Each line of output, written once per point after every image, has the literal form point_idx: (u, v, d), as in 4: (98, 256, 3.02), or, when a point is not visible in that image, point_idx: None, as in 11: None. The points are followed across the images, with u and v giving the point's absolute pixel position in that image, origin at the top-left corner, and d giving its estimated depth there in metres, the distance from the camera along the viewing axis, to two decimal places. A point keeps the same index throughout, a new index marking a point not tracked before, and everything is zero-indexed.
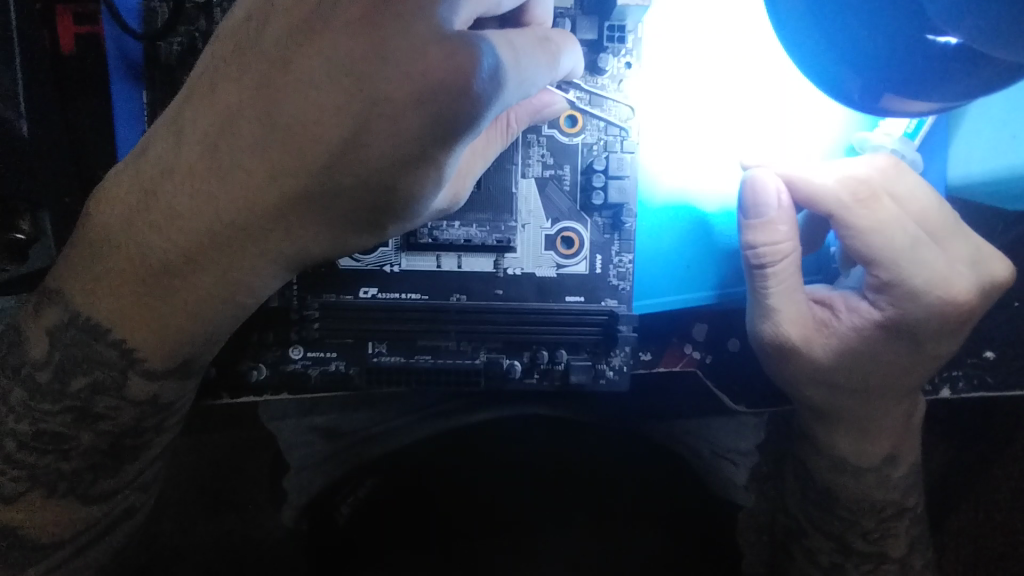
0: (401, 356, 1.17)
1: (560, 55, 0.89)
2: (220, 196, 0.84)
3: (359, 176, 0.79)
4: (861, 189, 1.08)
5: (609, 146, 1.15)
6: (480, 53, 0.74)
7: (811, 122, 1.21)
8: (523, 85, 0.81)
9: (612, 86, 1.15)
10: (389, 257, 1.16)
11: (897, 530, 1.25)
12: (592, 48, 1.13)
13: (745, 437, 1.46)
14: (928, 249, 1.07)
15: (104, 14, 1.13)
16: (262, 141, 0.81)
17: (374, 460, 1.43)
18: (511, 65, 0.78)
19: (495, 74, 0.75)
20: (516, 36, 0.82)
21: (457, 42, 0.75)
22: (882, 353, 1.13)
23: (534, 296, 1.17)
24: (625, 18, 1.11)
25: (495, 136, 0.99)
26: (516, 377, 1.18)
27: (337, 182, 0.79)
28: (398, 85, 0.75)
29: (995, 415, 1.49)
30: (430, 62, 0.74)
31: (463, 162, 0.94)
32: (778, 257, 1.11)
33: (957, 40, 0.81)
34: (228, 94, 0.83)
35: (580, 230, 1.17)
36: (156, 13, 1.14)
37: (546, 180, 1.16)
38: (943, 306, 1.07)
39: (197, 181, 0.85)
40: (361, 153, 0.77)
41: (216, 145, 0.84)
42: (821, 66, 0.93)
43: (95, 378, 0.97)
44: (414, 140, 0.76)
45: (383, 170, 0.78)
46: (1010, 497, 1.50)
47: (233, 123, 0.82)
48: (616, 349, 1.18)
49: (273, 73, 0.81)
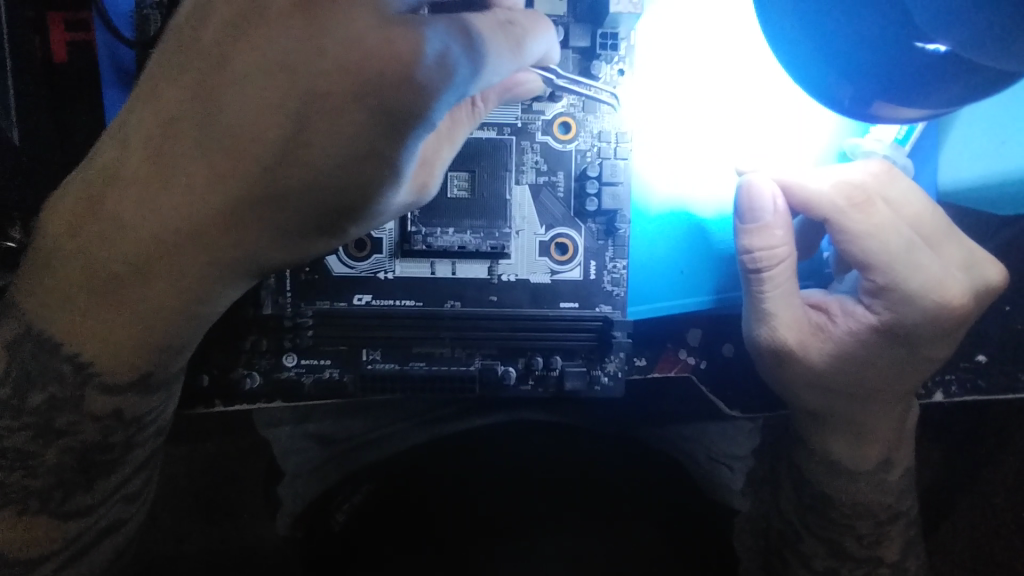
0: (394, 364, 1.16)
1: (529, 40, 0.86)
2: (191, 186, 0.82)
3: (330, 172, 0.78)
4: (856, 193, 1.07)
5: (603, 153, 1.15)
6: (424, 39, 0.74)
7: (806, 130, 1.22)
8: (484, 74, 0.79)
9: (605, 93, 1.15)
10: (383, 263, 1.15)
11: (892, 535, 1.25)
12: (584, 55, 1.14)
13: (740, 442, 1.48)
14: (924, 254, 1.08)
15: (98, 20, 1.13)
16: (230, 135, 0.79)
17: (366, 466, 1.43)
18: (464, 53, 0.76)
19: (441, 59, 0.74)
20: (473, 16, 0.79)
21: (408, 31, 0.74)
22: (877, 357, 1.13)
23: (529, 303, 1.16)
24: (617, 26, 1.12)
25: (465, 119, 0.95)
26: (511, 383, 1.17)
27: (311, 180, 0.79)
28: (348, 69, 0.75)
29: (988, 415, 1.50)
30: (375, 45, 0.74)
31: (428, 149, 0.92)
32: (773, 262, 1.11)
33: (945, 48, 0.80)
34: (189, 90, 0.83)
35: (574, 236, 1.17)
36: (148, 20, 1.13)
37: (540, 186, 1.16)
38: (939, 306, 1.07)
39: (169, 178, 0.85)
40: (329, 148, 0.77)
41: (183, 142, 0.83)
42: (812, 71, 0.93)
43: (51, 395, 0.97)
44: (370, 130, 0.76)
45: (347, 165, 0.77)
46: (1003, 503, 1.50)
47: (199, 121, 0.82)
48: (611, 355, 1.18)
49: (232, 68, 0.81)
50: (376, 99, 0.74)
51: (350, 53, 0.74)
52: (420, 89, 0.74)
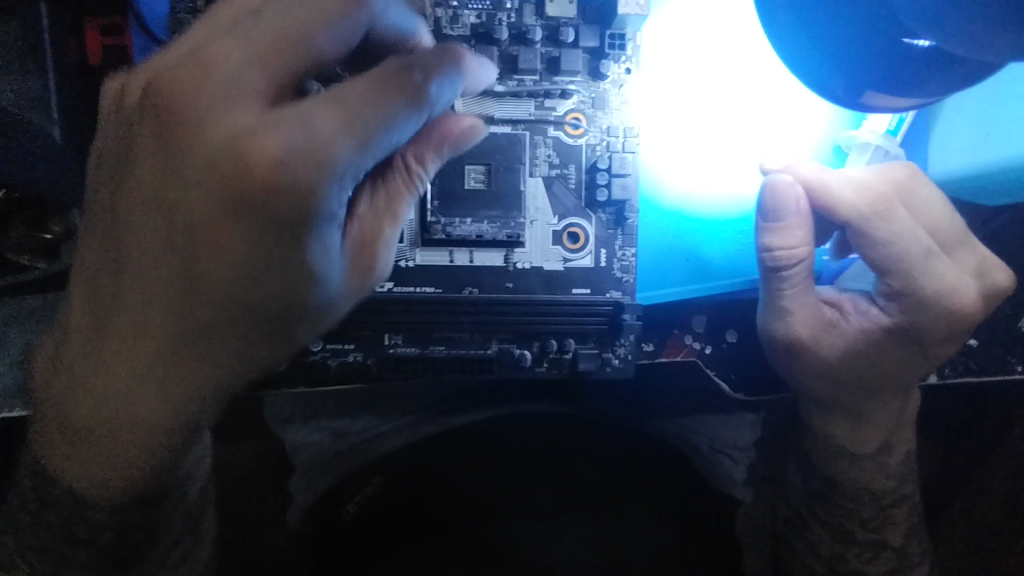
0: (416, 347, 1.23)
1: (425, 84, 0.85)
2: (157, 267, 0.85)
3: (268, 244, 0.82)
4: (878, 201, 1.14)
5: (612, 147, 1.22)
6: (282, 138, 0.79)
7: (803, 124, 1.28)
8: (370, 145, 0.82)
9: (612, 90, 1.22)
10: (405, 252, 1.21)
11: (896, 518, 1.30)
12: (593, 55, 1.21)
13: (741, 434, 1.53)
14: (939, 261, 1.16)
15: (132, 23, 1.20)
16: (188, 202, 0.82)
17: (376, 459, 1.48)
18: (341, 134, 0.80)
19: (302, 155, 0.78)
20: (350, 86, 0.81)
21: (269, 129, 0.79)
22: (884, 350, 1.22)
23: (543, 289, 1.23)
24: (625, 27, 1.19)
25: (404, 188, 0.95)
26: (527, 365, 1.23)
27: (271, 240, 0.81)
28: (240, 160, 0.79)
29: (980, 398, 1.56)
30: (255, 145, 0.79)
31: (371, 230, 0.93)
32: (795, 261, 1.17)
33: (930, 44, 0.86)
34: (135, 159, 0.86)
35: (585, 226, 1.23)
36: (183, 23, 1.19)
37: (553, 178, 1.22)
38: (949, 312, 1.17)
39: (135, 253, 0.85)
40: (264, 217, 0.80)
41: (142, 212, 0.85)
42: (808, 61, 0.99)
43: (61, 514, 0.96)
44: (275, 209, 0.80)
45: (288, 232, 0.81)
46: (994, 481, 1.57)
47: (151, 190, 0.84)
48: (621, 338, 1.24)
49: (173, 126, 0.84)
50: (261, 201, 0.80)
51: (236, 144, 0.79)
52: (299, 186, 0.79)
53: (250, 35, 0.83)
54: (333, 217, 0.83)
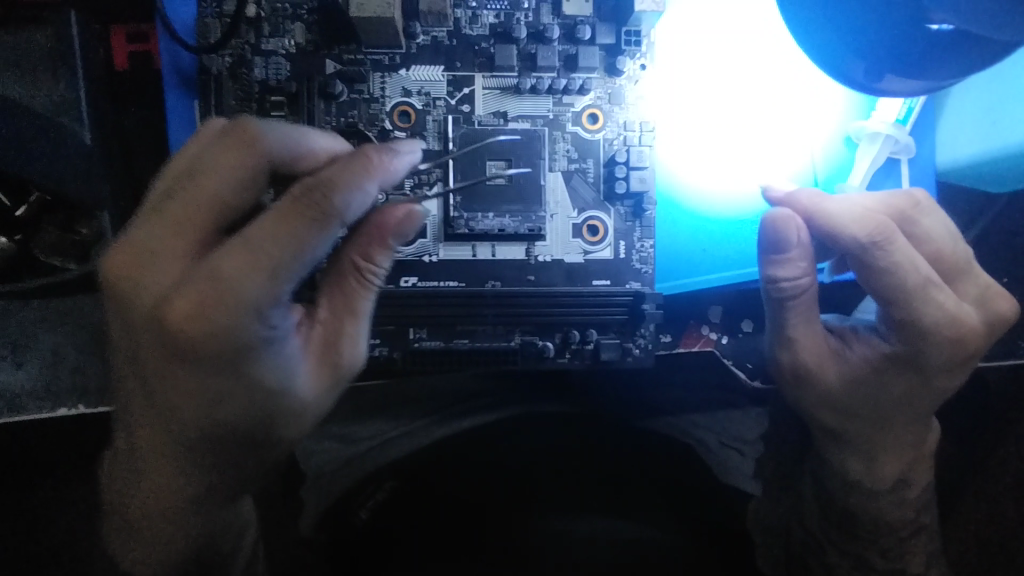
0: (440, 341, 1.25)
1: (336, 204, 0.92)
2: (149, 392, 0.99)
3: (223, 373, 0.95)
4: (880, 230, 1.05)
5: (628, 141, 1.25)
6: (201, 296, 0.90)
7: (815, 118, 1.31)
8: (285, 276, 0.91)
9: (628, 85, 1.25)
10: (428, 247, 1.24)
11: (915, 548, 1.31)
12: (609, 52, 1.25)
13: (749, 427, 1.54)
14: (939, 291, 1.09)
15: (160, 29, 1.23)
16: (154, 348, 0.95)
17: (388, 463, 1.46)
18: (254, 275, 0.90)
19: (226, 305, 0.90)
20: (259, 229, 0.90)
21: (187, 289, 0.90)
22: (890, 382, 1.18)
23: (563, 281, 1.25)
24: (640, 23, 1.23)
25: (357, 287, 1.04)
26: (550, 357, 1.25)
27: (227, 366, 0.94)
28: (177, 316, 0.90)
29: (992, 385, 1.58)
30: (180, 303, 0.90)
31: (330, 332, 1.05)
32: (799, 293, 1.14)
33: (950, 26, 0.89)
34: (114, 306, 0.97)
35: (604, 219, 1.26)
36: (209, 28, 1.23)
37: (572, 173, 1.25)
38: (955, 341, 1.11)
39: (145, 387, 0.99)
40: (213, 355, 0.93)
41: (134, 356, 0.99)
42: (827, 50, 1.02)
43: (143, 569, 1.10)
44: (204, 343, 0.91)
45: (238, 365, 0.95)
46: (1005, 466, 1.60)
47: (135, 335, 0.96)
48: (642, 328, 1.26)
49: (130, 286, 0.94)
50: (185, 346, 0.92)
51: (160, 313, 0.91)
52: (220, 331, 0.91)
53: (168, 209, 0.94)
54: (274, 338, 0.95)
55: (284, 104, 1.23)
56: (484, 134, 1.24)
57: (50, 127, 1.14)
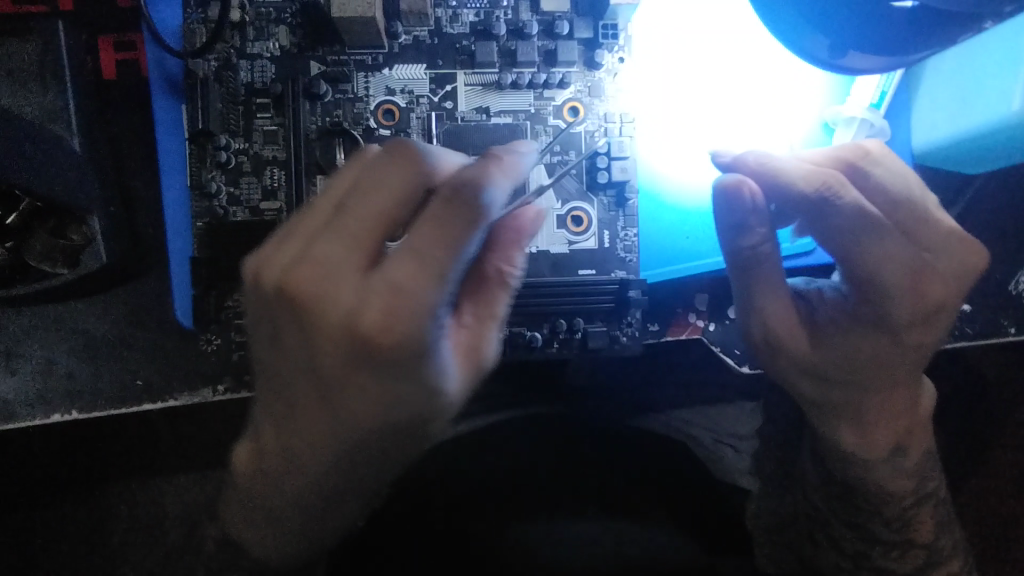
0: None
1: (471, 195, 0.84)
2: (291, 405, 0.92)
3: (377, 390, 0.87)
4: (823, 177, 1.05)
5: (609, 132, 1.28)
6: (335, 306, 0.83)
7: (796, 103, 1.32)
8: (456, 276, 0.84)
9: (607, 78, 1.28)
10: None
11: (924, 518, 1.24)
12: (587, 46, 1.28)
13: (743, 421, 1.61)
14: (892, 239, 1.06)
15: (146, 35, 1.26)
16: (298, 364, 0.89)
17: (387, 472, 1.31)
18: (423, 281, 0.82)
19: (370, 321, 0.82)
20: (417, 236, 0.83)
21: (318, 301, 0.83)
22: (863, 346, 1.12)
23: (549, 271, 1.27)
24: (616, 18, 1.26)
25: (498, 291, 0.99)
26: (538, 347, 1.26)
27: (357, 376, 0.86)
28: (318, 326, 0.84)
29: (978, 364, 1.60)
30: (317, 311, 0.83)
31: (481, 339, 0.96)
32: (760, 261, 1.12)
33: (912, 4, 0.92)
34: (260, 321, 0.90)
35: (588, 209, 1.28)
36: (194, 33, 1.25)
37: (554, 165, 1.27)
38: (915, 287, 1.07)
39: (290, 407, 0.92)
40: (368, 364, 0.84)
41: (276, 373, 0.92)
42: (792, 26, 1.06)
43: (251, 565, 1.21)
44: (410, 348, 0.83)
45: (385, 381, 0.86)
46: (995, 443, 1.61)
47: (277, 350, 0.90)
48: (628, 316, 1.28)
49: (269, 301, 0.87)
50: (378, 353, 0.83)
51: (362, 331, 0.82)
52: (411, 339, 0.82)
53: (341, 225, 0.84)
54: (439, 341, 0.86)
55: (270, 105, 1.26)
56: (467, 129, 1.26)
57: (39, 133, 1.16)
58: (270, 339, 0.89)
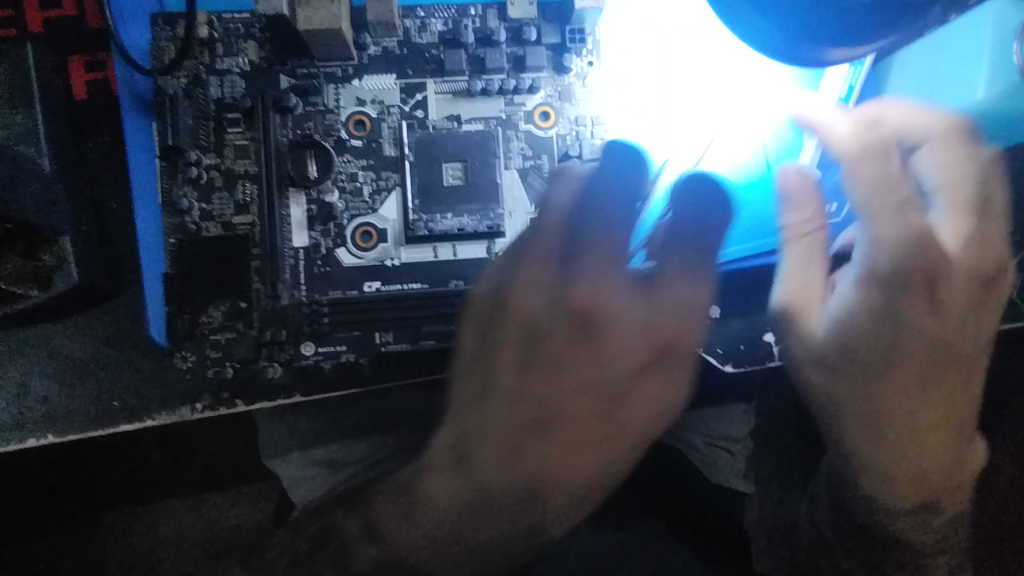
0: (405, 343, 1.23)
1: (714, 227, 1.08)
2: (562, 408, 1.09)
3: (645, 395, 1.11)
4: (873, 137, 1.12)
5: (581, 135, 1.28)
6: (620, 300, 1.08)
7: None
8: (678, 308, 1.08)
9: (578, 83, 1.29)
10: (389, 252, 1.25)
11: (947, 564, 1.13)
12: (556, 51, 1.29)
13: (736, 424, 1.46)
14: (914, 211, 1.10)
15: (116, 55, 1.26)
16: (548, 369, 1.09)
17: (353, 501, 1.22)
18: (697, 301, 1.09)
19: (653, 319, 1.08)
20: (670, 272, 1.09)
21: (617, 298, 1.08)
22: (883, 326, 1.12)
23: None
24: (583, 22, 1.28)
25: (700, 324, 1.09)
26: None
27: (638, 395, 1.10)
28: (631, 329, 1.08)
29: None
30: (625, 324, 1.08)
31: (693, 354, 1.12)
32: (801, 232, 1.18)
33: None
34: (521, 326, 1.09)
35: None
36: (163, 50, 1.27)
37: (527, 170, 1.27)
38: (926, 259, 1.10)
39: (539, 418, 1.09)
40: (648, 371, 1.10)
41: (515, 385, 1.09)
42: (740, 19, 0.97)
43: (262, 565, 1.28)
44: (679, 358, 1.11)
45: (657, 383, 1.11)
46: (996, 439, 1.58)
47: (541, 355, 1.09)
48: None
49: (555, 316, 1.08)
50: (616, 363, 1.08)
51: (668, 344, 1.09)
52: (673, 348, 1.09)
53: (575, 258, 1.08)
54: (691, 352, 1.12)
55: (241, 120, 1.26)
56: (438, 137, 1.26)
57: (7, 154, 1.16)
58: (512, 362, 1.10)
